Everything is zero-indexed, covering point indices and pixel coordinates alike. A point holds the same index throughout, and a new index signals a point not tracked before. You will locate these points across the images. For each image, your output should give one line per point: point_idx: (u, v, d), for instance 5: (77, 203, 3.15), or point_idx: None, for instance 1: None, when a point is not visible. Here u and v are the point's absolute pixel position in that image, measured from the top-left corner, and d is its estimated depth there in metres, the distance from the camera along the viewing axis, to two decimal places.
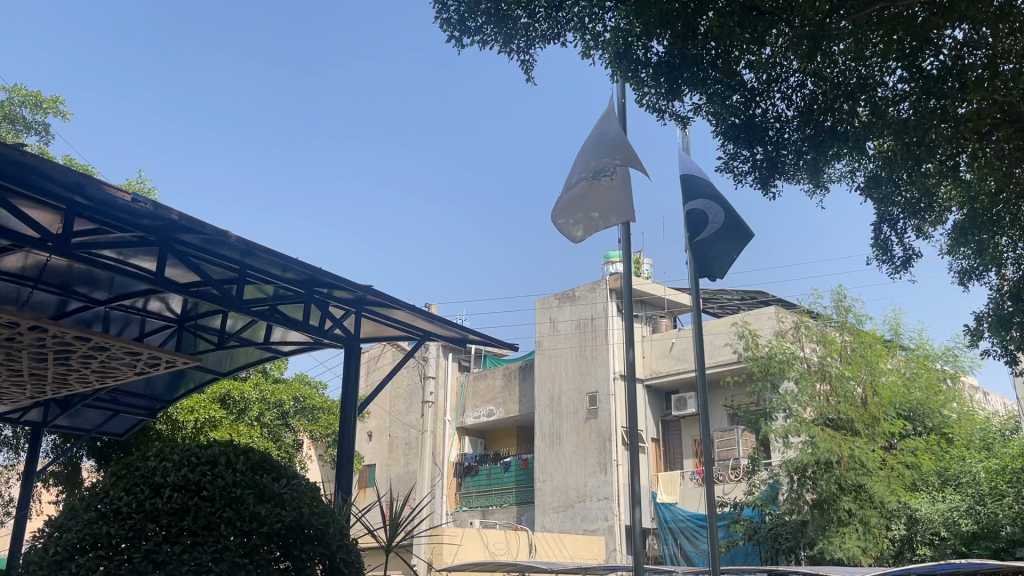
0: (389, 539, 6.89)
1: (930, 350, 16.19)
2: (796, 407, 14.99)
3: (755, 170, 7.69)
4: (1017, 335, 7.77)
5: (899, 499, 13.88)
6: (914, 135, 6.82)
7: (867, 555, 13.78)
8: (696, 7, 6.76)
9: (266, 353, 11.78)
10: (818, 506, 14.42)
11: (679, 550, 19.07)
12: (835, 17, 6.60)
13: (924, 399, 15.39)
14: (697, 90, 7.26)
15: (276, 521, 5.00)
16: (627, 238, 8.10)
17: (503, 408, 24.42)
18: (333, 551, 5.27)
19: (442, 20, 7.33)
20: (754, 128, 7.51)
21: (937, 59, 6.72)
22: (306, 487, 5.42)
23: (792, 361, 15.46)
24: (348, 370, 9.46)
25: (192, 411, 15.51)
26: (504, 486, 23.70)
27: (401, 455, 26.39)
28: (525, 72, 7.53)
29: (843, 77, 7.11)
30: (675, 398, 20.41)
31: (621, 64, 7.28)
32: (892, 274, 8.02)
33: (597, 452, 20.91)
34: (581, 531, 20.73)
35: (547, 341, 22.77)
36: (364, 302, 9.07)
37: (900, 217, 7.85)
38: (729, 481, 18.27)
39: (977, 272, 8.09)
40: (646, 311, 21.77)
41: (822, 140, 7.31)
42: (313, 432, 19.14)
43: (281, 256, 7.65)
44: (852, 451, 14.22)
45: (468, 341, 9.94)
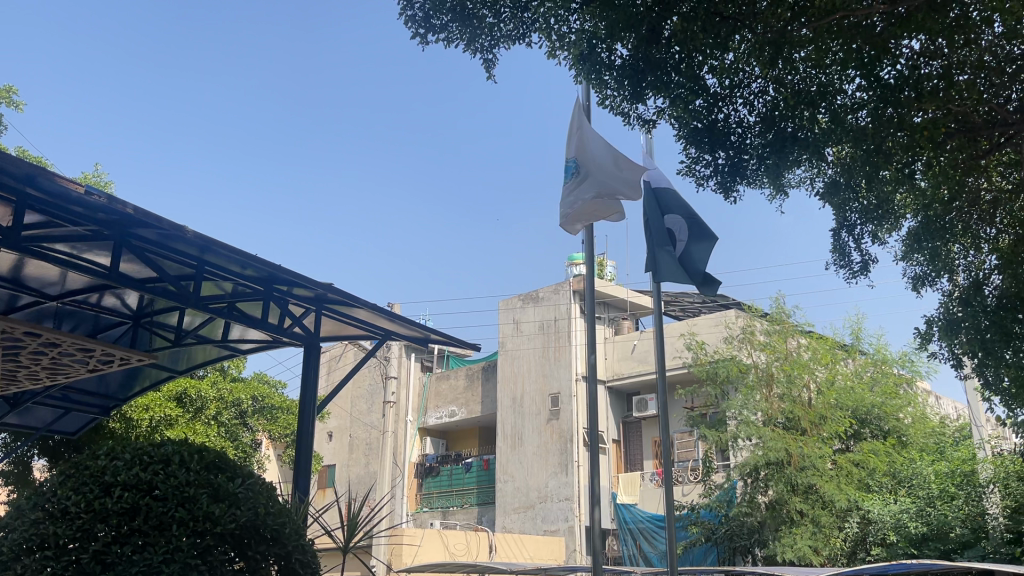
0: (347, 540, 6.80)
1: (887, 355, 16.33)
2: (746, 412, 15.23)
3: (717, 174, 7.77)
4: (965, 339, 7.92)
5: (851, 498, 14.14)
6: (872, 142, 6.90)
7: (817, 555, 14.08)
8: (660, 11, 6.86)
9: (224, 351, 11.66)
10: (772, 508, 14.70)
11: (638, 551, 19.17)
12: (796, 24, 6.74)
13: (880, 403, 15.45)
14: (660, 93, 7.31)
15: (230, 521, 4.93)
16: (588, 239, 8.23)
17: (465, 409, 24.38)
18: (289, 552, 5.20)
19: (406, 17, 7.28)
20: (716, 133, 7.58)
21: (894, 69, 6.81)
22: (261, 487, 5.33)
23: (744, 366, 15.70)
24: (308, 370, 9.36)
25: (146, 410, 15.25)
26: (465, 487, 23.64)
27: (362, 456, 26.23)
28: (488, 71, 7.53)
29: (804, 85, 7.15)
30: (637, 400, 20.60)
31: (586, 67, 7.35)
32: (849, 279, 8.15)
33: (559, 453, 20.97)
34: (541, 531, 20.78)
35: (510, 342, 22.78)
36: (324, 301, 9.02)
37: (857, 223, 7.96)
38: (687, 482, 18.42)
39: (931, 278, 8.25)
40: (609, 312, 21.97)
41: (783, 145, 7.35)
42: (272, 432, 19.05)
43: (240, 253, 7.55)
44: (801, 450, 14.63)
45: (429, 341, 9.90)
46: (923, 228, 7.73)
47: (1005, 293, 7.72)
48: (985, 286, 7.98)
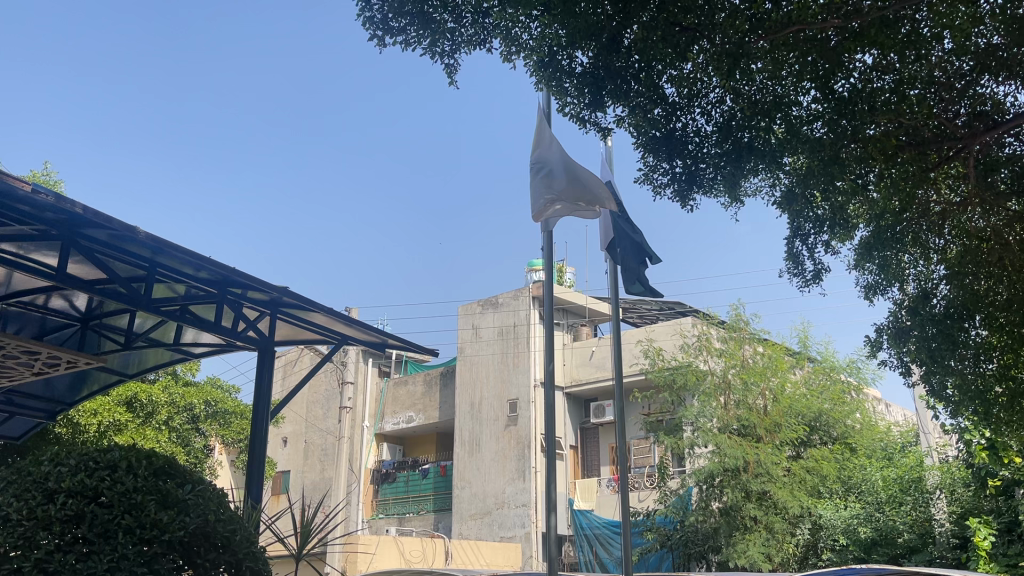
0: (299, 547, 6.69)
1: (835, 362, 16.63)
2: (702, 419, 15.38)
3: (674, 182, 7.85)
4: (914, 347, 8.14)
5: (803, 504, 14.38)
6: (829, 153, 6.92)
7: (770, 561, 14.28)
8: (621, 20, 6.94)
9: (177, 355, 11.42)
10: (725, 514, 14.84)
11: (594, 557, 19.19)
12: (753, 36, 6.72)
13: (829, 409, 15.74)
14: (619, 102, 7.43)
15: (179, 528, 4.82)
16: (548, 244, 8.25)
17: (422, 415, 24.25)
18: (239, 560, 5.12)
19: (364, 19, 7.22)
20: (674, 141, 7.70)
21: (848, 82, 6.98)
22: (212, 494, 5.24)
23: (699, 373, 15.86)
24: (261, 374, 9.22)
25: (94, 415, 14.91)
26: (422, 493, 23.49)
27: (317, 461, 25.94)
28: (448, 76, 7.50)
29: (760, 95, 7.20)
30: (595, 406, 20.70)
31: (546, 73, 7.37)
32: (803, 287, 8.27)
33: (516, 459, 20.95)
34: (498, 538, 20.71)
35: (468, 348, 22.80)
36: (279, 304, 8.87)
37: (811, 231, 8.14)
38: (644, 488, 18.55)
39: (882, 287, 8.41)
40: (568, 319, 22.06)
41: (739, 155, 7.49)
42: (224, 438, 18.75)
43: (193, 255, 7.41)
44: (757, 457, 14.73)
45: (387, 346, 9.79)
46: (875, 236, 7.91)
47: (950, 302, 7.91)
48: (933, 296, 8.09)
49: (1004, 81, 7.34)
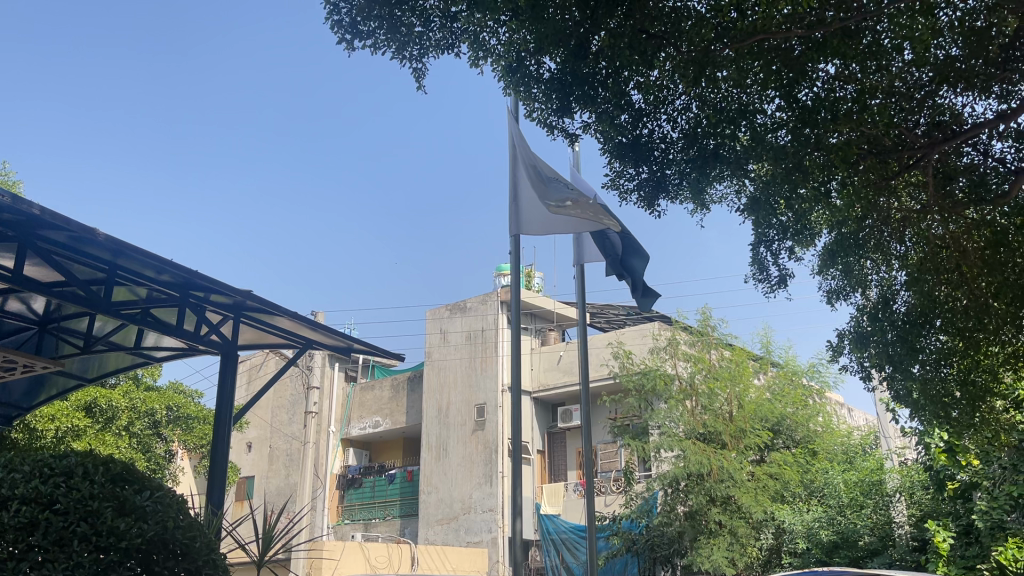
0: (261, 554, 6.59)
1: (797, 366, 16.79)
2: (668, 423, 15.46)
3: (641, 187, 7.98)
4: (874, 351, 8.25)
5: (766, 509, 14.53)
6: (792, 161, 7.00)
7: (733, 565, 14.39)
8: (589, 27, 6.97)
9: (139, 359, 11.24)
10: (690, 518, 14.93)
11: (560, 561, 19.11)
12: (719, 44, 6.83)
13: (791, 413, 15.97)
14: (587, 108, 7.50)
15: (136, 535, 4.74)
16: (517, 249, 8.33)
17: (389, 420, 24.13)
18: (198, 567, 5.05)
19: (333, 22, 7.17)
20: (640, 148, 7.78)
21: (811, 92, 7.06)
22: (172, 500, 5.15)
23: (664, 378, 16.02)
24: (224, 379, 9.10)
25: (52, 420, 14.66)
26: (388, 499, 23.33)
27: (282, 467, 25.69)
28: (417, 80, 7.48)
29: (725, 103, 7.29)
30: (562, 411, 20.77)
31: (514, 79, 7.42)
32: (768, 292, 8.36)
33: (483, 463, 20.92)
34: (464, 543, 20.65)
35: (437, 352, 22.77)
36: (243, 308, 8.75)
37: (775, 238, 8.24)
38: (610, 492, 18.61)
39: (845, 292, 8.52)
40: (536, 323, 22.12)
41: (704, 161, 7.59)
42: (187, 443, 18.48)
43: (154, 257, 7.27)
44: (720, 462, 14.84)
45: (353, 351, 9.72)
46: (836, 243, 8.09)
47: (910, 307, 8.05)
48: (893, 301, 8.18)
49: (962, 92, 7.48)
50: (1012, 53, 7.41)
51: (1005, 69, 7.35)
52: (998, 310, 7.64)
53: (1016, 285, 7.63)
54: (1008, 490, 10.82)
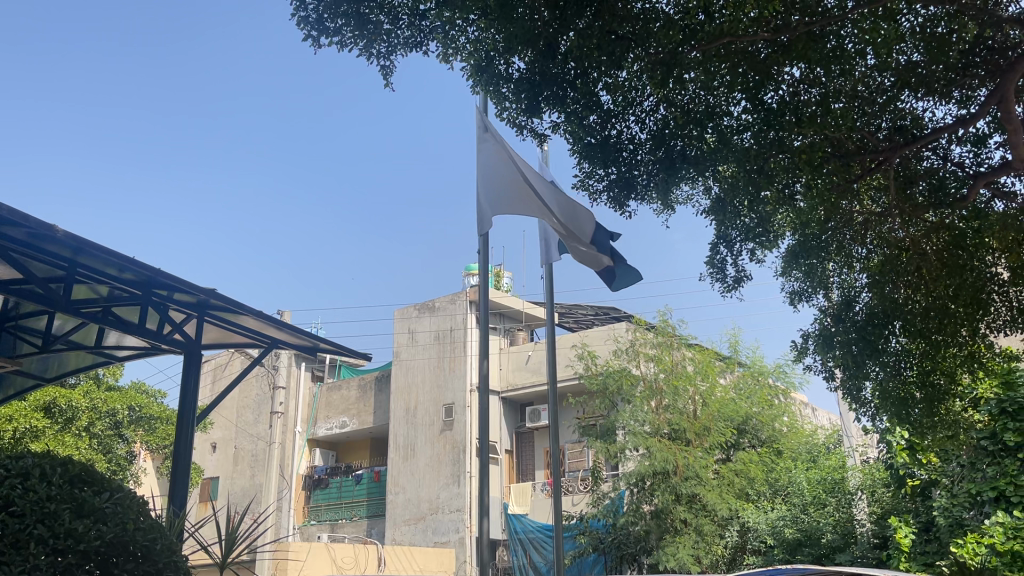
0: (224, 556, 6.49)
1: (763, 366, 16.93)
2: (634, 423, 15.57)
3: (609, 188, 8.05)
4: (839, 353, 8.30)
5: (731, 507, 14.67)
6: (755, 163, 7.08)
7: (698, 562, 14.51)
8: (558, 27, 6.96)
9: (100, 358, 11.05)
10: (656, 516, 15.01)
11: (528, 561, 19.12)
12: (686, 46, 6.79)
13: (757, 413, 16.13)
14: (556, 109, 7.56)
15: (95, 538, 4.65)
16: (485, 248, 8.33)
17: (356, 420, 23.98)
18: (159, 569, 4.97)
19: (299, 18, 7.11)
20: (608, 148, 7.81)
21: (777, 94, 7.11)
22: (132, 501, 5.08)
23: (630, 378, 16.13)
24: (187, 379, 8.96)
25: (9, 420, 14.67)
26: (354, 499, 23.16)
27: (247, 467, 25.43)
28: (384, 78, 7.45)
29: (692, 104, 7.39)
30: (530, 411, 20.82)
31: (483, 78, 7.43)
32: (724, 292, 8.46)
33: (451, 463, 20.87)
34: (431, 543, 20.59)
35: (405, 352, 22.69)
36: (207, 307, 8.63)
37: (736, 239, 8.33)
38: (578, 491, 18.67)
39: (806, 293, 8.62)
40: (504, 323, 22.11)
41: (673, 162, 7.69)
42: (149, 444, 18.24)
43: (118, 256, 7.17)
44: (685, 460, 14.95)
45: (319, 351, 9.64)
46: (800, 245, 8.15)
47: (871, 308, 8.19)
48: (855, 303, 8.35)
49: (923, 97, 7.61)
50: (972, 58, 7.56)
51: (963, 74, 7.54)
52: (957, 311, 7.89)
53: (972, 287, 7.90)
54: (966, 487, 10.91)
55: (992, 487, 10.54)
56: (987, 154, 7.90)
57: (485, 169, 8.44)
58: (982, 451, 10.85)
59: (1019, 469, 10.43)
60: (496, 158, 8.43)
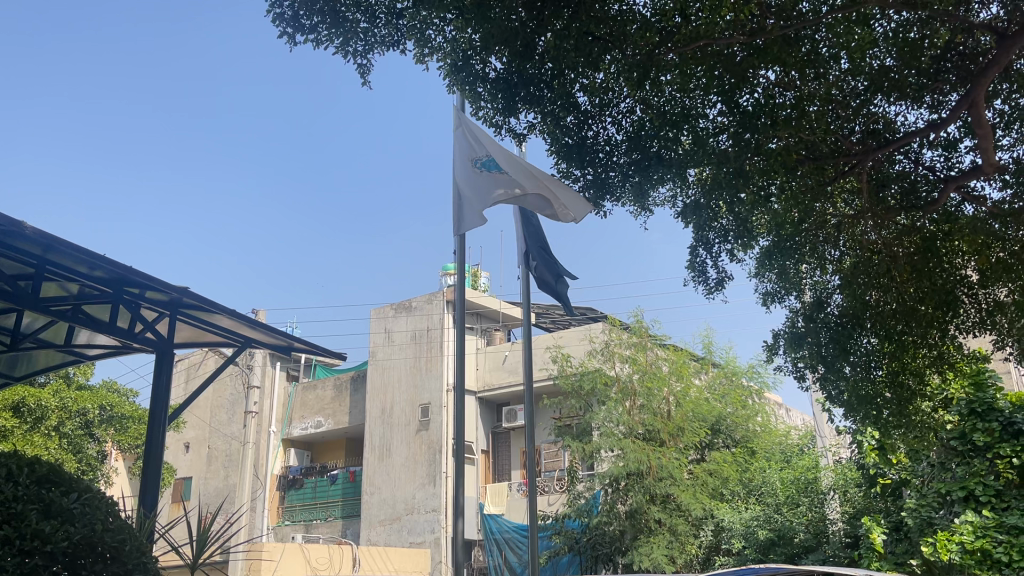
0: (195, 557, 6.40)
1: (737, 367, 17.05)
2: (608, 424, 15.67)
3: (585, 190, 8.05)
4: (807, 352, 8.47)
5: (704, 507, 14.74)
6: (732, 165, 7.07)
7: (672, 562, 14.56)
8: (536, 26, 6.98)
9: (70, 357, 10.92)
10: (630, 516, 15.07)
11: (503, 561, 19.11)
12: (662, 48, 6.86)
13: (731, 413, 16.25)
14: (533, 108, 7.58)
15: (63, 538, 4.59)
16: (462, 248, 8.32)
17: (331, 420, 23.86)
18: (128, 571, 4.91)
19: (274, 15, 7.06)
20: (585, 150, 7.85)
21: (752, 96, 7.14)
22: (101, 502, 5.01)
23: (605, 379, 16.18)
24: (159, 378, 8.87)
25: None
26: (329, 499, 23.04)
27: (221, 467, 25.23)
28: (361, 76, 7.42)
29: (669, 106, 7.42)
30: (506, 411, 20.83)
31: (459, 77, 7.43)
32: (707, 295, 8.53)
33: (427, 463, 20.82)
34: (407, 544, 20.52)
35: (382, 351, 22.63)
36: (179, 305, 8.54)
37: (715, 241, 8.38)
38: (554, 491, 18.71)
39: (779, 295, 8.74)
40: (481, 323, 22.11)
41: (648, 164, 7.75)
42: (121, 443, 18.05)
43: (89, 253, 7.07)
44: (659, 460, 15.02)
45: (293, 350, 9.59)
46: (774, 246, 8.23)
47: (843, 310, 8.30)
48: (826, 304, 8.48)
49: (895, 102, 7.71)
50: (943, 64, 7.65)
51: (935, 79, 7.61)
52: (925, 313, 7.98)
53: (942, 289, 7.99)
54: (936, 487, 11.04)
55: (962, 486, 10.68)
56: (958, 159, 7.99)
57: (457, 164, 8.52)
58: (951, 451, 11.04)
59: (987, 470, 10.59)
60: (461, 153, 8.51)
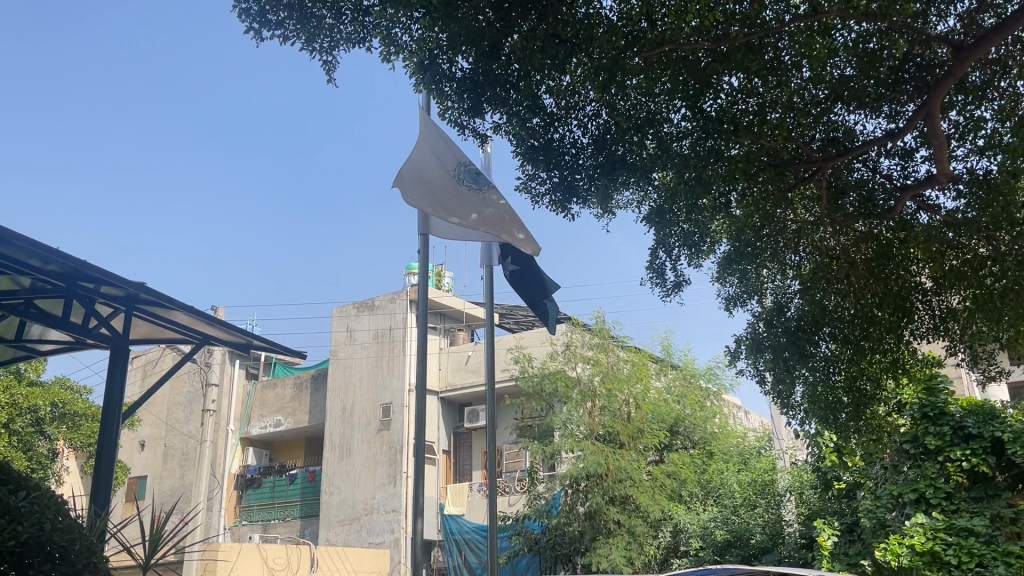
0: (147, 557, 6.26)
1: (697, 369, 17.19)
2: (569, 425, 15.74)
3: (551, 192, 8.09)
4: (767, 356, 8.56)
5: (663, 508, 14.85)
6: (693, 170, 7.14)
7: (630, 563, 14.64)
8: (502, 27, 6.97)
9: (22, 353, 10.68)
10: (589, 517, 15.14)
11: (463, 561, 19.04)
12: (628, 53, 6.84)
13: (688, 415, 16.40)
14: (498, 109, 7.52)
15: (10, 538, 4.46)
16: (425, 247, 8.31)
17: (291, 419, 23.63)
18: (77, 571, 4.81)
19: (240, 10, 6.96)
20: (551, 151, 7.86)
21: (716, 102, 7.19)
22: (49, 501, 4.90)
23: (567, 381, 16.21)
24: (113, 375, 8.71)
25: None
26: (288, 499, 22.81)
27: (177, 466, 24.86)
28: (327, 73, 7.36)
29: (634, 111, 7.45)
30: (468, 411, 20.79)
31: (426, 76, 7.42)
32: (664, 297, 8.60)
33: (387, 464, 20.69)
34: (366, 544, 20.37)
35: (343, 350, 22.46)
36: (135, 301, 8.40)
37: (675, 245, 8.50)
38: (514, 492, 18.73)
39: (741, 299, 8.84)
40: (444, 323, 22.01)
41: (612, 168, 7.75)
42: (73, 441, 17.70)
43: (41, 245, 6.90)
44: (618, 462, 15.10)
45: (252, 347, 9.49)
46: (735, 252, 8.14)
47: (801, 314, 8.39)
48: (786, 308, 8.60)
49: (854, 110, 7.84)
50: (901, 75, 7.78)
51: (894, 90, 7.76)
52: (882, 319, 8.17)
53: (896, 295, 8.23)
54: (889, 489, 11.20)
55: (913, 488, 10.86)
56: (914, 168, 8.15)
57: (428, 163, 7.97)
58: (904, 454, 11.22)
59: (938, 473, 10.82)
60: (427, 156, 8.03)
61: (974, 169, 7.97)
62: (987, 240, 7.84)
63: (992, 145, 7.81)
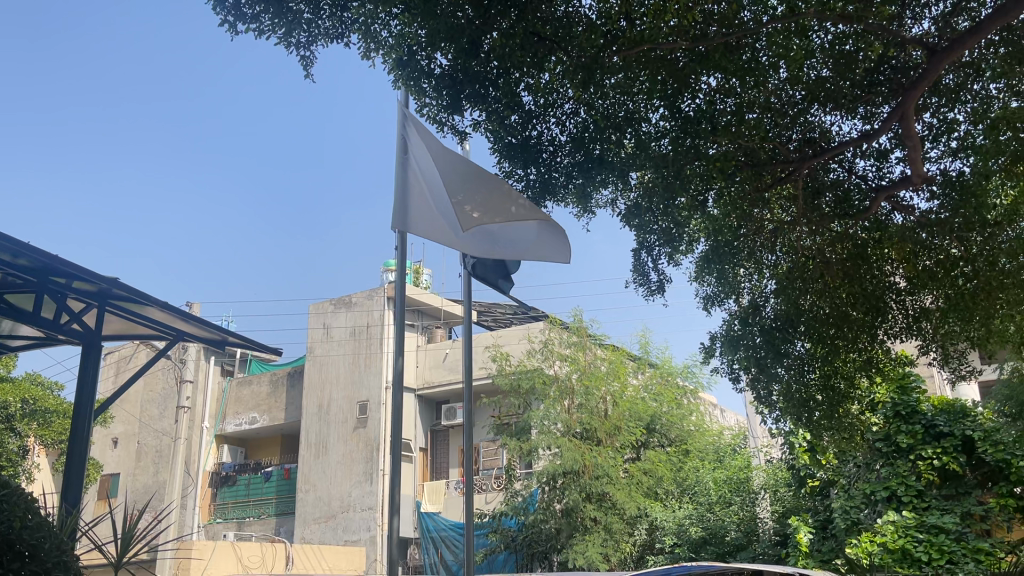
0: (120, 556, 6.17)
1: (673, 367, 17.28)
2: (547, 422, 15.74)
3: (528, 189, 8.01)
4: (743, 354, 8.46)
5: (639, 506, 14.92)
6: (671, 168, 7.20)
7: (607, 560, 14.69)
8: (480, 24, 6.92)
9: None
10: (566, 514, 15.17)
11: (440, 559, 19.01)
12: (608, 52, 6.85)
13: (665, 413, 16.50)
14: (478, 107, 7.56)
15: None
16: (401, 245, 8.24)
17: (266, 416, 23.48)
18: (48, 569, 4.72)
19: (215, 3, 6.84)
20: (529, 149, 7.83)
21: (694, 101, 7.26)
22: (18, 500, 4.81)
23: (545, 378, 16.21)
24: (85, 371, 8.59)
25: None
26: (263, 497, 22.67)
27: (150, 463, 24.61)
28: (304, 67, 7.28)
29: (612, 110, 7.53)
30: (445, 409, 20.74)
31: (404, 72, 7.34)
32: (647, 297, 8.61)
33: (363, 461, 20.60)
34: (342, 542, 20.28)
35: (320, 348, 22.34)
36: (108, 296, 8.28)
37: (655, 244, 8.50)
38: (491, 489, 18.73)
39: (718, 299, 8.86)
40: (422, 320, 21.96)
41: (590, 167, 7.77)
42: (44, 438, 17.46)
43: (13, 240, 6.78)
44: (595, 459, 15.16)
45: (227, 344, 9.38)
46: (713, 250, 8.07)
47: (776, 314, 8.44)
48: (762, 308, 8.57)
49: (830, 111, 7.88)
50: (877, 77, 7.82)
51: (868, 91, 7.79)
52: (856, 318, 8.27)
53: (871, 295, 8.32)
54: (861, 487, 11.28)
55: (885, 486, 10.97)
56: (889, 169, 8.20)
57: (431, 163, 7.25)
58: (876, 452, 11.34)
59: (909, 471, 10.95)
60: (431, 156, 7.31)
61: (947, 170, 8.06)
62: (959, 240, 7.96)
63: (964, 146, 7.92)
